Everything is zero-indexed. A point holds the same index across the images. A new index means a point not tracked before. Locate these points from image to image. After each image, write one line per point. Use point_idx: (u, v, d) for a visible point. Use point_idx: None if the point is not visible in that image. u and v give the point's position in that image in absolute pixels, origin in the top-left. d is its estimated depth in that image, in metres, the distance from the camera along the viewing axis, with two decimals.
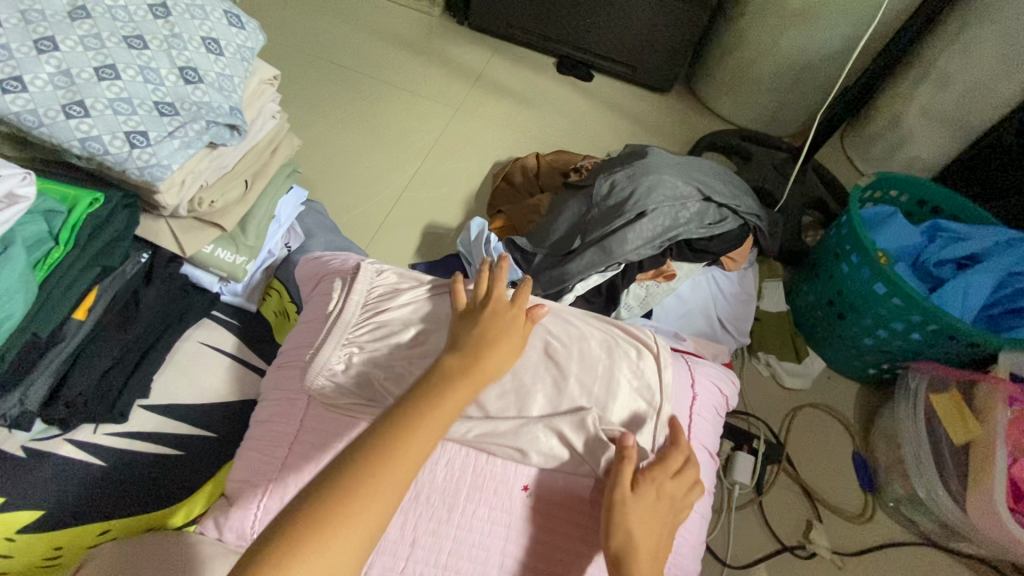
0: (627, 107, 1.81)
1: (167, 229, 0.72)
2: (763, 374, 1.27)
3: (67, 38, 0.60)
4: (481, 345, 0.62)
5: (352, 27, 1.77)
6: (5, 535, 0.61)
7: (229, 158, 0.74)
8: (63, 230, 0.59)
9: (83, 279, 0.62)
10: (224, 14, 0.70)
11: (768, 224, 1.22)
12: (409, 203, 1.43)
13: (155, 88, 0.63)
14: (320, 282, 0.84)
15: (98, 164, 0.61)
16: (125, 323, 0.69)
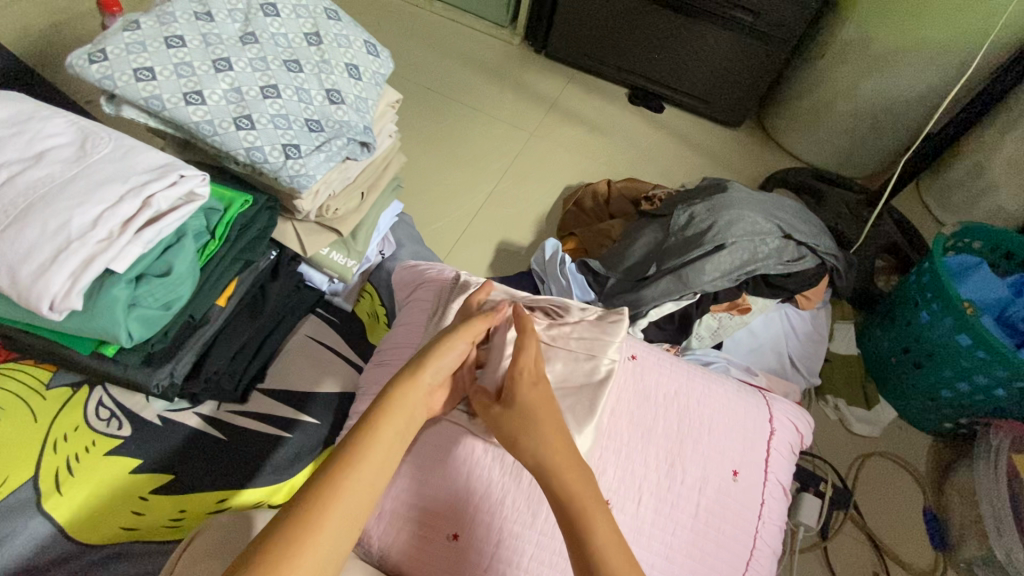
0: (697, 139, 1.84)
1: (293, 230, 0.80)
2: (830, 417, 1.25)
3: (240, 60, 0.68)
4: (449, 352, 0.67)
5: (437, 52, 1.88)
6: (140, 494, 0.68)
7: (353, 171, 0.81)
8: (219, 225, 0.67)
9: (231, 270, 0.70)
10: (363, 43, 0.78)
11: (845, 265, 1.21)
12: (484, 220, 1.50)
13: (306, 106, 0.71)
14: (417, 289, 0.91)
15: (256, 170, 0.69)
16: (254, 312, 0.76)
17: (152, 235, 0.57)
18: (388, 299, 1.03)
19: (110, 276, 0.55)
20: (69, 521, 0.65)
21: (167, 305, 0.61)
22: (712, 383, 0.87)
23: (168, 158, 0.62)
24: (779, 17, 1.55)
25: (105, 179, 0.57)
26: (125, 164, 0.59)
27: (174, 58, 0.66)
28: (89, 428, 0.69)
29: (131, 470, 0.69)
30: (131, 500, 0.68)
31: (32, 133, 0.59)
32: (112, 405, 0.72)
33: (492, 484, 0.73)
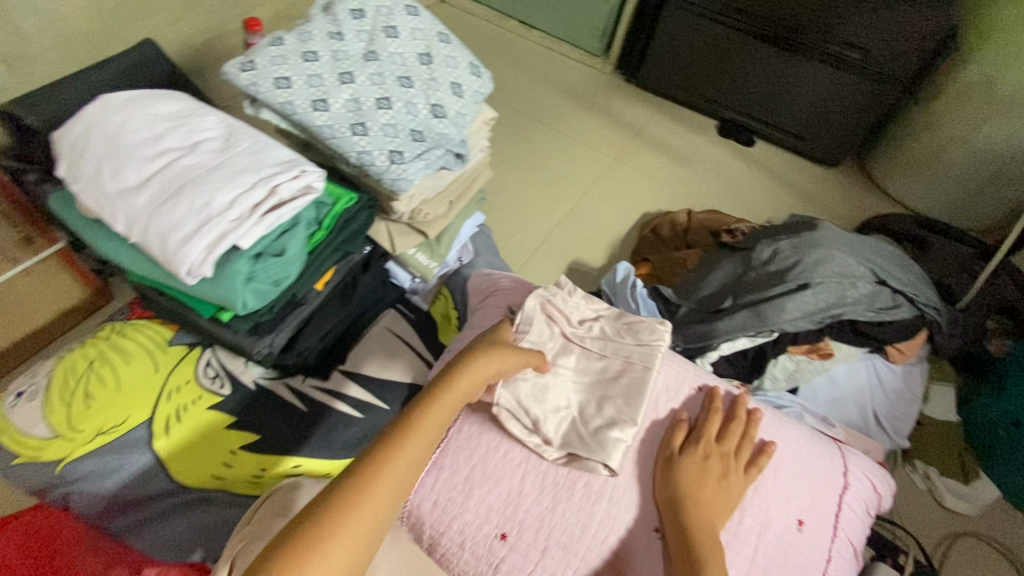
0: (787, 176, 1.77)
1: (386, 229, 0.88)
2: (918, 486, 1.14)
3: (362, 75, 0.77)
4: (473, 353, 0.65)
5: (530, 77, 1.96)
6: (231, 448, 0.76)
7: (446, 179, 0.87)
8: (327, 217, 0.75)
9: (331, 258, 0.77)
10: (468, 65, 0.85)
11: (947, 321, 1.12)
12: (559, 238, 1.53)
13: (413, 118, 0.78)
14: (492, 295, 0.95)
15: (364, 171, 0.76)
16: (344, 299, 0.84)
17: (273, 220, 0.65)
18: (461, 303, 1.09)
19: (235, 251, 0.63)
20: (172, 459, 0.75)
21: (277, 283, 0.70)
22: (781, 424, 0.83)
23: (291, 155, 0.71)
24: (890, 55, 1.48)
25: (244, 168, 0.66)
26: (257, 159, 0.68)
27: (308, 71, 0.75)
28: (198, 384, 0.78)
29: (225, 426, 0.77)
30: (223, 452, 0.76)
31: (188, 128, 0.70)
32: (219, 366, 0.81)
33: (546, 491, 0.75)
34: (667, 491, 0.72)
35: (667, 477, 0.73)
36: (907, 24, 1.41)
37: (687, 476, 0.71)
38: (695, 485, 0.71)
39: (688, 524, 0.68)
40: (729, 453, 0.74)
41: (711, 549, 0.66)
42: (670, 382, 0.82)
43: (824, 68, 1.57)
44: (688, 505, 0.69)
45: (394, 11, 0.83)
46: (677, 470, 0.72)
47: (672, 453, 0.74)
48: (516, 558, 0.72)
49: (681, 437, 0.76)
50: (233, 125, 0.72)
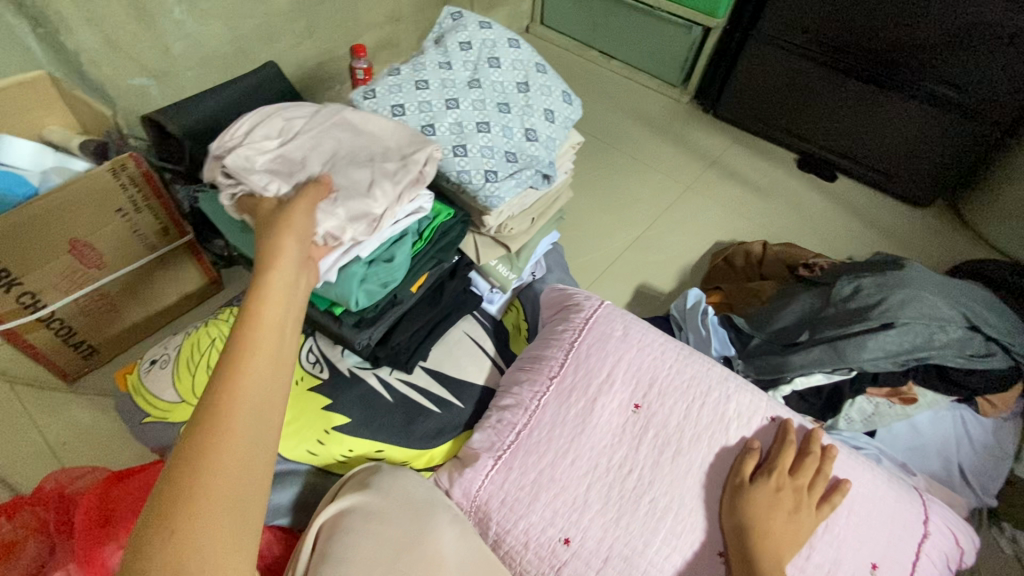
0: (871, 213, 1.71)
1: (473, 240, 0.95)
2: (1004, 550, 1.03)
3: (466, 101, 0.86)
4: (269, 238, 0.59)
5: (607, 104, 2.02)
6: (324, 428, 0.84)
7: (532, 198, 0.94)
8: (427, 228, 0.82)
9: (429, 265, 0.85)
10: (561, 94, 0.92)
11: None
12: (628, 261, 1.56)
13: (508, 141, 0.85)
14: (565, 310, 0.99)
15: (462, 188, 0.84)
16: (433, 302, 0.91)
17: (388, 232, 0.74)
18: (532, 316, 1.15)
19: (354, 257, 0.72)
20: None
21: (385, 285, 0.77)
22: (859, 463, 0.81)
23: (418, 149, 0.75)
24: (994, 94, 1.42)
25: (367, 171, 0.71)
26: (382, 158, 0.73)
27: (420, 97, 0.85)
28: (300, 368, 0.89)
29: (322, 407, 0.85)
30: (318, 430, 0.84)
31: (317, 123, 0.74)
32: (320, 352, 0.90)
33: (611, 502, 0.77)
34: (735, 519, 0.72)
35: (736, 505, 0.73)
36: (1013, 64, 1.36)
37: (757, 506, 0.71)
38: (767, 516, 0.71)
39: (755, 550, 0.68)
40: (802, 488, 0.74)
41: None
42: (742, 409, 0.83)
43: (917, 105, 1.53)
44: (757, 534, 0.69)
45: (497, 45, 0.91)
46: (745, 497, 0.73)
47: (742, 482, 0.74)
48: (578, 563, 0.75)
49: (751, 467, 0.76)
50: (355, 119, 0.76)
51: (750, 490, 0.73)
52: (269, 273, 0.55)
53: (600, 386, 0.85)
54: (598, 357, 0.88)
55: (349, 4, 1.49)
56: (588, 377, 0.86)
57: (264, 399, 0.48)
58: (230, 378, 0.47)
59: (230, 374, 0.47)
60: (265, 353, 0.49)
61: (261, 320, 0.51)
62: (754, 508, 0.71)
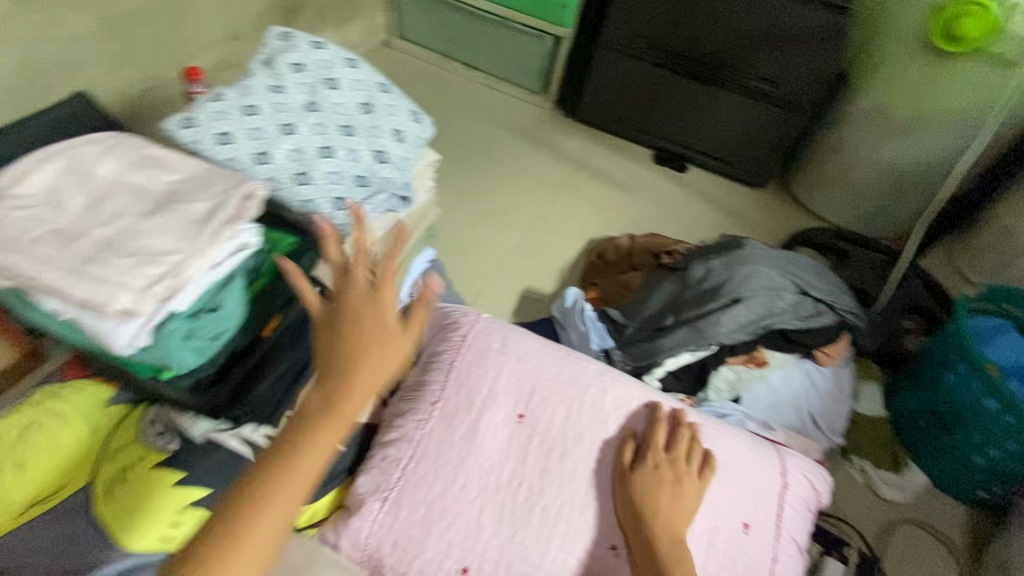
0: (719, 198, 1.90)
1: (334, 271, 0.89)
2: (856, 480, 1.21)
3: (303, 125, 0.80)
4: (351, 361, 0.62)
5: (475, 115, 2.04)
6: (179, 507, 0.75)
7: (393, 220, 0.90)
8: (265, 265, 0.76)
9: (273, 305, 0.78)
10: (409, 112, 0.89)
11: (867, 325, 1.23)
12: (510, 268, 1.58)
13: (357, 164, 0.81)
14: (444, 331, 0.95)
15: (309, 218, 0.79)
16: (295, 342, 0.82)
17: (207, 280, 0.66)
18: (417, 336, 1.07)
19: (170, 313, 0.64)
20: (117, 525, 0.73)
21: (217, 337, 0.69)
22: (722, 430, 0.88)
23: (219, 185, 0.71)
24: (797, 88, 1.63)
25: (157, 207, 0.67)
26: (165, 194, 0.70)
27: (248, 124, 0.78)
28: (143, 443, 0.77)
29: (174, 483, 0.75)
30: (170, 512, 0.74)
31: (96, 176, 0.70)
32: (165, 421, 0.79)
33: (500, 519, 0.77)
34: (627, 508, 0.75)
35: (625, 494, 0.76)
36: (808, 60, 1.57)
37: (643, 489, 0.75)
38: (651, 489, 0.75)
39: (649, 536, 0.71)
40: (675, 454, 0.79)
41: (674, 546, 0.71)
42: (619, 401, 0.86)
43: (741, 100, 1.72)
44: (647, 517, 0.73)
45: (334, 65, 0.87)
46: (630, 482, 0.76)
47: (627, 468, 0.78)
48: None
49: (629, 452, 0.79)
50: (135, 156, 0.72)
51: (634, 477, 0.76)
52: (316, 433, 0.61)
53: (485, 403, 0.85)
54: (480, 375, 0.87)
55: (172, 25, 1.35)
56: (471, 398, 0.85)
57: (267, 539, 0.58)
58: (259, 514, 0.58)
59: (257, 501, 0.58)
60: (273, 520, 0.58)
61: (281, 465, 0.59)
62: (641, 493, 0.75)
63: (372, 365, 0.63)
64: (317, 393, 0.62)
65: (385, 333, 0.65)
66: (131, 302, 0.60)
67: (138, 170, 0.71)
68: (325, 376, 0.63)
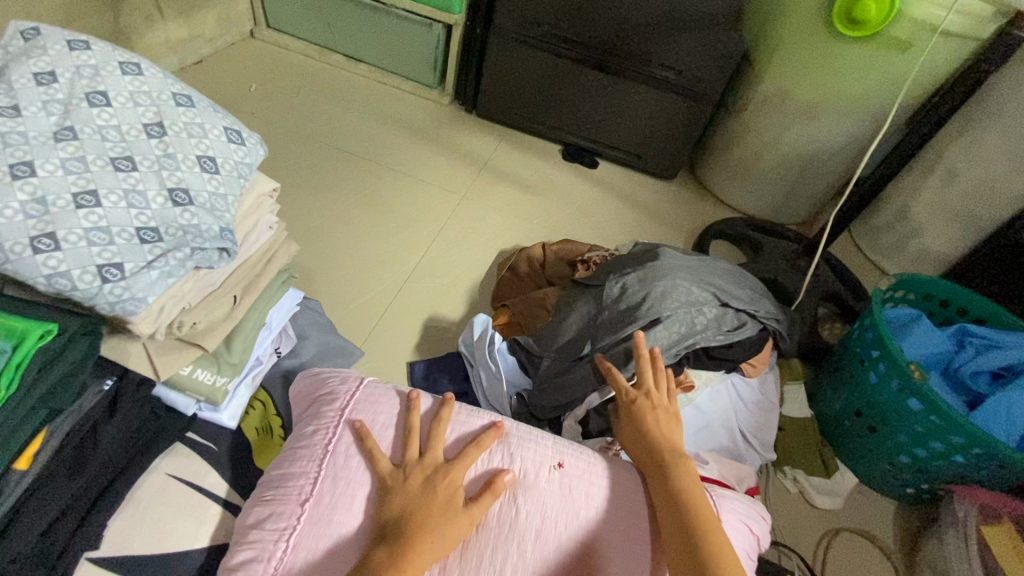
0: (632, 194, 1.80)
1: (140, 350, 0.66)
2: (789, 491, 1.15)
3: (47, 162, 0.55)
4: (415, 529, 0.64)
5: (362, 116, 1.80)
6: None
7: (218, 275, 0.68)
8: (4, 372, 0.51)
9: (29, 425, 0.55)
10: (223, 130, 0.67)
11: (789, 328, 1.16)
12: (410, 293, 1.39)
13: (139, 212, 0.58)
14: (318, 406, 0.79)
15: (67, 297, 0.55)
16: (75, 470, 0.60)
17: None
18: (284, 407, 0.90)
19: None
20: None
21: None
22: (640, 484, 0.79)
23: None
24: (701, 75, 1.54)
25: None
26: None
27: None
28: None
29: None
30: None
31: None
32: None
33: None
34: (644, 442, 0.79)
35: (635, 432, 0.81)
36: (710, 45, 1.48)
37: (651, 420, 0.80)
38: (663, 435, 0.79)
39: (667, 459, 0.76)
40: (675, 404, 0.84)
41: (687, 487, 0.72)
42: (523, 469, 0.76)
43: (646, 90, 1.62)
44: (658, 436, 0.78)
45: (102, 71, 0.62)
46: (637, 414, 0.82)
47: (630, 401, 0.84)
48: None
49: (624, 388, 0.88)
50: None
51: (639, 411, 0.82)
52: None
53: (368, 495, 0.71)
54: (359, 462, 0.73)
55: None
56: (348, 492, 0.71)
57: None
58: None
59: None
60: None
61: None
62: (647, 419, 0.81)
63: (459, 516, 0.68)
64: (385, 551, 0.63)
65: (442, 490, 0.69)
66: None
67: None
68: (384, 534, 0.65)
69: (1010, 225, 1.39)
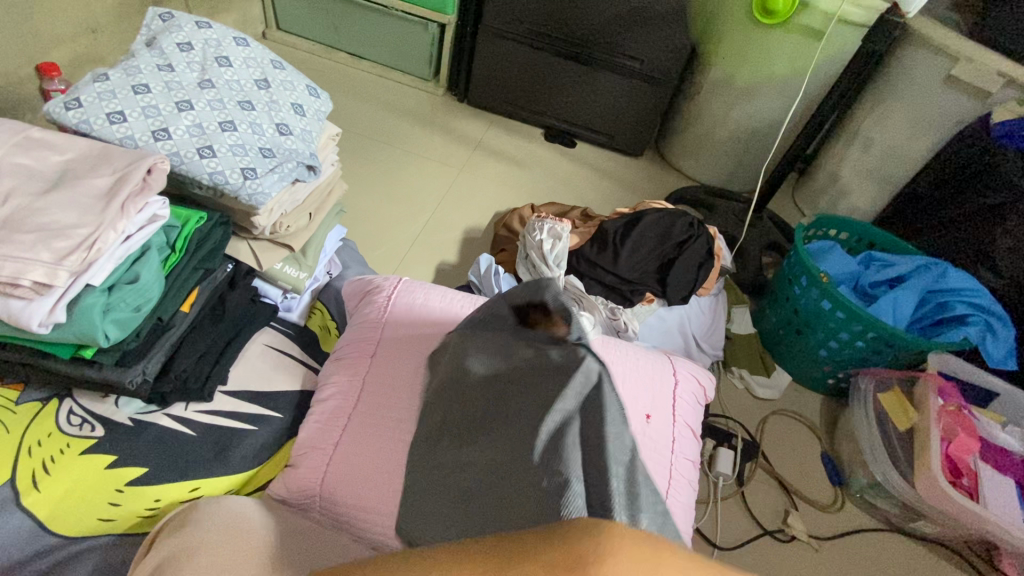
0: (606, 167, 2.08)
1: (247, 248, 0.92)
2: (737, 386, 1.42)
3: (200, 101, 0.81)
4: None
5: (369, 104, 2.06)
6: (116, 486, 0.74)
7: (302, 193, 0.94)
8: (178, 239, 0.76)
9: (191, 278, 0.79)
10: (306, 88, 0.93)
11: (715, 255, 1.36)
12: (421, 248, 1.67)
13: (260, 137, 0.83)
14: (367, 297, 0.99)
15: (218, 191, 0.80)
16: (215, 319, 0.86)
17: (120, 253, 0.67)
18: (339, 314, 1.11)
19: (85, 289, 0.65)
20: (49, 515, 0.72)
21: (138, 309, 0.69)
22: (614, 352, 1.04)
23: (146, 157, 0.71)
24: (658, 64, 1.84)
25: (73, 184, 0.68)
26: (86, 175, 0.69)
27: (142, 103, 0.78)
28: (63, 433, 0.75)
29: (106, 466, 0.75)
30: (108, 491, 0.74)
31: None
32: (83, 412, 0.78)
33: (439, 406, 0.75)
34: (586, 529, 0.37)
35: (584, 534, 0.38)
36: (664, 36, 1.77)
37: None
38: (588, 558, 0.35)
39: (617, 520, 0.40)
40: None
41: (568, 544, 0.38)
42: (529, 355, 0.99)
43: (614, 76, 1.90)
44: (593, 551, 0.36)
45: (223, 43, 0.88)
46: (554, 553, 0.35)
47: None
48: None
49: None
50: (17, 138, 0.70)
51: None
52: None
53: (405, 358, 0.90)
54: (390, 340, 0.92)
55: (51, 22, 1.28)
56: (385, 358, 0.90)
57: None
58: None
59: None
60: None
61: None
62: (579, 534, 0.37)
63: None
64: None
65: None
66: (44, 276, 0.60)
67: (21, 151, 0.70)
68: None
69: (913, 179, 1.63)
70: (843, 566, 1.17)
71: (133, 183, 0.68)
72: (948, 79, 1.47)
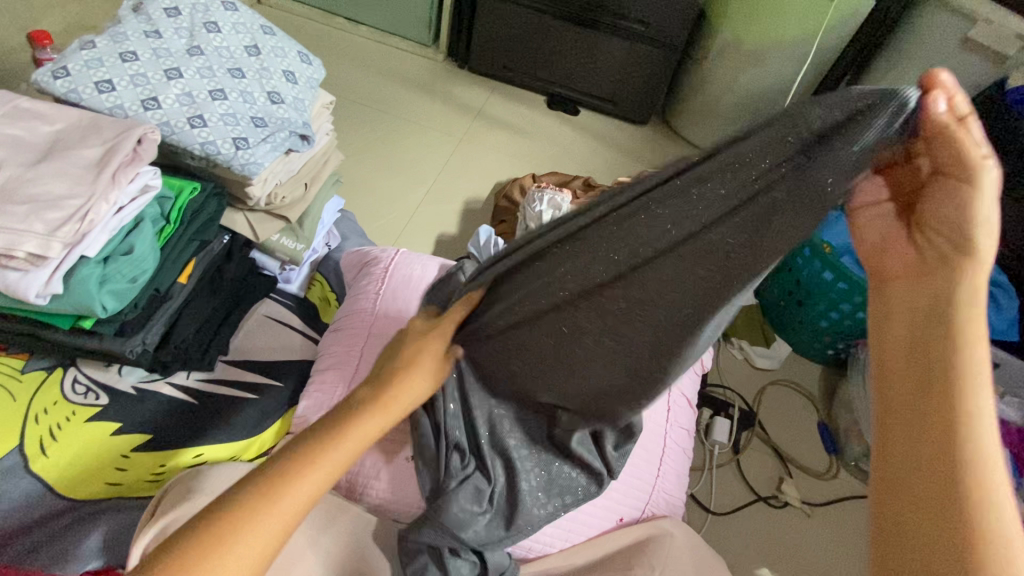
0: (610, 136, 2.04)
1: (243, 219, 0.90)
2: (737, 357, 1.43)
3: (189, 69, 0.80)
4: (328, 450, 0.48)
5: (367, 72, 2.01)
6: (122, 452, 0.76)
7: (296, 163, 0.93)
8: (173, 211, 0.76)
9: (187, 250, 0.79)
10: (297, 54, 0.91)
11: None
12: (421, 219, 1.66)
13: (251, 106, 0.82)
14: (365, 269, 0.99)
15: (211, 161, 0.80)
16: (213, 290, 0.86)
17: (113, 223, 0.67)
18: (337, 285, 1.11)
19: (79, 260, 0.65)
20: (60, 477, 0.74)
21: (134, 280, 0.70)
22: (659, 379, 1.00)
23: (136, 125, 0.71)
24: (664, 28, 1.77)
25: (64, 154, 0.67)
26: (77, 146, 0.68)
27: (130, 71, 0.77)
28: (68, 401, 0.77)
29: (112, 432, 0.77)
30: (114, 456, 0.76)
31: None
32: (87, 380, 0.79)
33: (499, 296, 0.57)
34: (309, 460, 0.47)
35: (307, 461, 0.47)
36: None
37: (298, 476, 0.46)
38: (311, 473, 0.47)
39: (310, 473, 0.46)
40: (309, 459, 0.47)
41: (984, 467, 0.44)
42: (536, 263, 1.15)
43: (616, 41, 1.84)
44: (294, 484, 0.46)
45: (211, 8, 0.86)
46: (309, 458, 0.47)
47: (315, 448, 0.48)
48: None
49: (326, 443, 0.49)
50: (6, 108, 0.70)
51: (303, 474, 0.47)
52: (316, 464, 0.47)
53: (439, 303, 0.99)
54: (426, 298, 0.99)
55: None
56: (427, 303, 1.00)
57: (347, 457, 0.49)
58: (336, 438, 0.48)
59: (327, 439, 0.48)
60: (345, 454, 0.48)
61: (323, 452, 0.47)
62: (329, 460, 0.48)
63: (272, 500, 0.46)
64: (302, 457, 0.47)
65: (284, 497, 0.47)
66: (37, 247, 0.60)
67: (10, 122, 0.69)
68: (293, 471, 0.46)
69: None
70: (833, 531, 1.20)
71: (123, 154, 0.67)
72: (966, 42, 1.44)
